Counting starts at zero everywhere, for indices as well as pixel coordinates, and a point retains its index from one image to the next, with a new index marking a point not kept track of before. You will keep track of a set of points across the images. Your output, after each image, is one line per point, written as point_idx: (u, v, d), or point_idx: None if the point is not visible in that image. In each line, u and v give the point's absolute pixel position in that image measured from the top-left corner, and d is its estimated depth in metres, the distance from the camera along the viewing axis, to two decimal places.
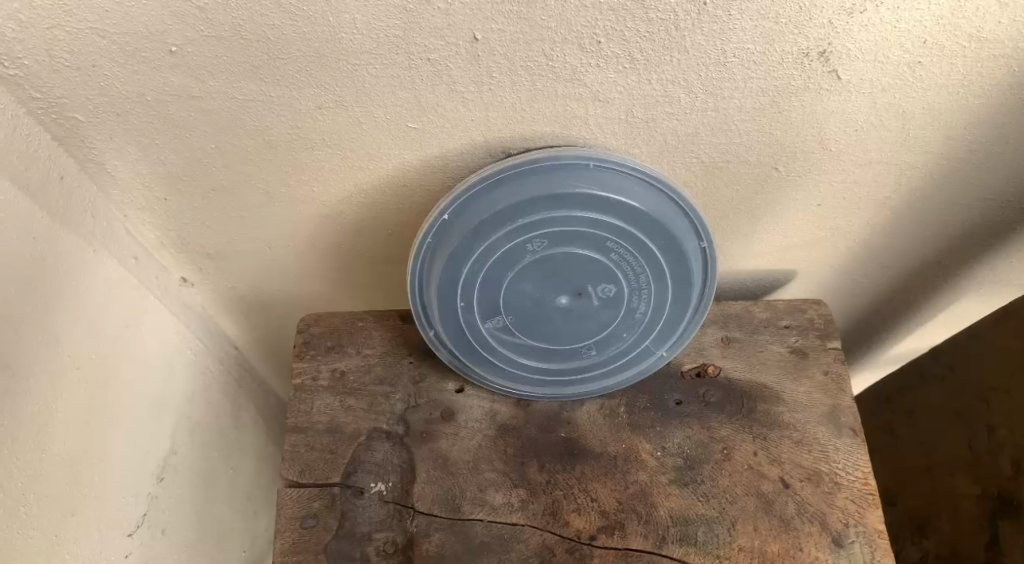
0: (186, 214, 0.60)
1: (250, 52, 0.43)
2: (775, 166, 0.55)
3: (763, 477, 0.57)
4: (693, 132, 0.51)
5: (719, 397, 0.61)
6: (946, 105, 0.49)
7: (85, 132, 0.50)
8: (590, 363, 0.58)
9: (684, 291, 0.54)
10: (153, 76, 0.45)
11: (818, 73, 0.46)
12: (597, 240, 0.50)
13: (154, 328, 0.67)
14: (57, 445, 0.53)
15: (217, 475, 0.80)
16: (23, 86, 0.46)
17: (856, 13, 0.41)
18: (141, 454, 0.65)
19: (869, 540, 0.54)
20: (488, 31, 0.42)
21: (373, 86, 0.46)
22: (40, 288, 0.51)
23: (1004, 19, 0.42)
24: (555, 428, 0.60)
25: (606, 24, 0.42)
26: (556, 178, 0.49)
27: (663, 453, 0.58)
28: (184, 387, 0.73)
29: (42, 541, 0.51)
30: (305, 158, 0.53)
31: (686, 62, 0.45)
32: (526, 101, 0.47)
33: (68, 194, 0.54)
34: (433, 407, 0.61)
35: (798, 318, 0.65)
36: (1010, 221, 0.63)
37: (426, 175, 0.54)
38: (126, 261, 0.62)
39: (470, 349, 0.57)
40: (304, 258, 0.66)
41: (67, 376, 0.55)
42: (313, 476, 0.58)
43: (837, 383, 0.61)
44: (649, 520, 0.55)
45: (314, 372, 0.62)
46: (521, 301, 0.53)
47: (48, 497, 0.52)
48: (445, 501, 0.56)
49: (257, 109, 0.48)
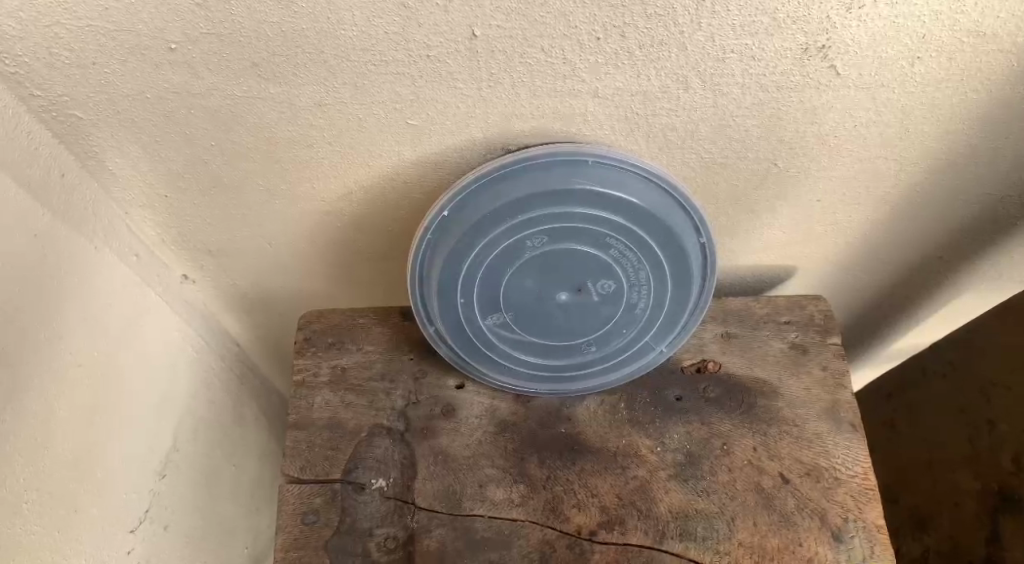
0: (187, 211, 0.60)
1: (250, 50, 0.43)
2: (774, 162, 0.55)
3: (762, 473, 0.57)
4: (692, 129, 0.51)
5: (719, 393, 0.61)
6: (946, 100, 0.49)
7: (86, 130, 0.50)
8: (590, 360, 0.58)
9: (683, 286, 0.54)
10: (153, 74, 0.45)
11: (817, 69, 0.46)
12: (596, 236, 0.50)
13: (156, 326, 0.67)
14: (61, 443, 0.54)
15: (219, 472, 0.80)
16: (24, 84, 0.46)
17: (855, 8, 0.41)
18: (143, 450, 0.65)
19: (868, 536, 0.54)
20: (487, 28, 0.42)
21: (372, 83, 0.46)
22: (43, 284, 0.52)
23: (1003, 14, 0.42)
24: (555, 424, 0.60)
25: (605, 20, 0.42)
26: (554, 174, 0.49)
27: (662, 449, 0.58)
28: (186, 384, 0.73)
29: (45, 537, 0.52)
30: (305, 156, 0.53)
31: (686, 58, 0.45)
32: (525, 97, 0.47)
33: (69, 192, 0.54)
34: (434, 404, 0.61)
35: (798, 314, 0.65)
36: (1010, 216, 0.63)
37: (426, 172, 0.55)
38: (128, 258, 0.62)
39: (470, 345, 0.57)
40: (304, 255, 0.67)
41: (70, 374, 0.55)
42: (314, 472, 0.58)
43: (836, 379, 0.61)
44: (649, 516, 0.55)
45: (315, 369, 0.63)
46: (521, 297, 0.53)
47: (50, 493, 0.52)
48: (446, 496, 0.56)
49: (257, 106, 0.48)
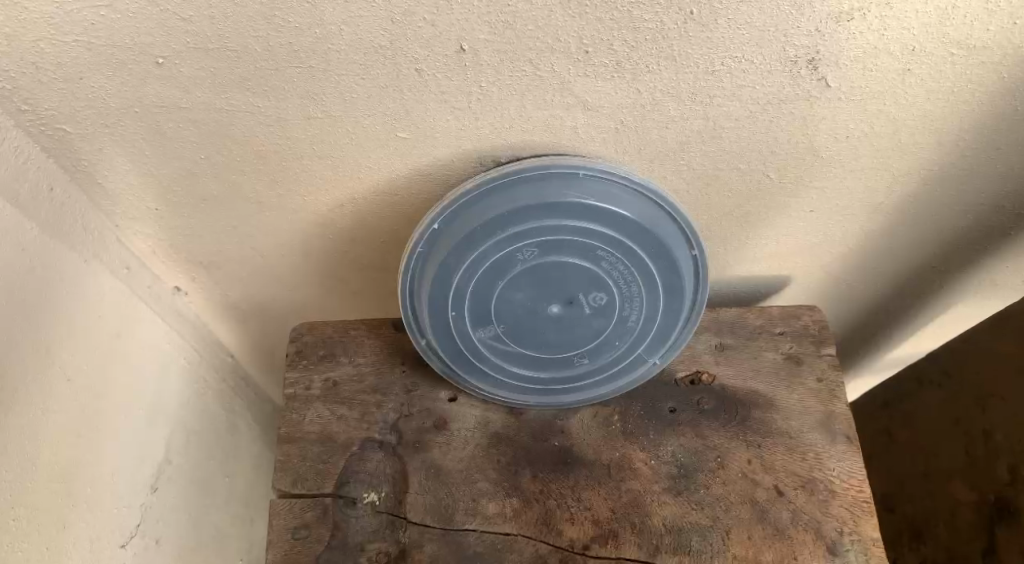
0: (177, 223, 0.60)
1: (237, 64, 0.43)
2: (767, 173, 0.55)
3: (757, 485, 0.57)
4: (682, 140, 0.51)
5: (714, 405, 0.61)
6: (937, 112, 0.49)
7: (73, 143, 0.50)
8: (582, 372, 0.58)
9: (676, 298, 0.54)
10: (141, 88, 0.45)
11: (808, 80, 0.46)
12: (589, 248, 0.50)
13: (145, 338, 0.67)
14: (48, 457, 0.53)
15: (212, 483, 0.80)
16: (12, 99, 0.45)
17: (843, 21, 0.42)
18: (135, 464, 0.65)
19: (864, 548, 0.54)
20: (474, 42, 0.42)
21: (360, 95, 0.46)
22: (30, 302, 0.51)
23: (992, 26, 0.42)
24: (550, 436, 0.59)
25: (592, 33, 0.42)
26: (547, 187, 0.49)
27: (657, 461, 0.58)
28: (177, 395, 0.72)
29: (35, 553, 0.51)
30: (295, 169, 0.53)
31: (674, 72, 0.45)
32: (515, 111, 0.47)
33: (58, 206, 0.53)
34: (426, 417, 0.60)
35: (793, 325, 0.64)
36: (1004, 226, 0.62)
37: (417, 183, 0.54)
38: (117, 270, 0.61)
39: (461, 358, 0.56)
40: (294, 267, 0.66)
41: (58, 389, 0.54)
42: (306, 486, 0.58)
43: (831, 391, 0.61)
44: (644, 529, 0.55)
45: (306, 382, 0.62)
46: (513, 310, 0.53)
47: (38, 509, 0.52)
48: (438, 510, 0.56)
49: (244, 119, 0.48)
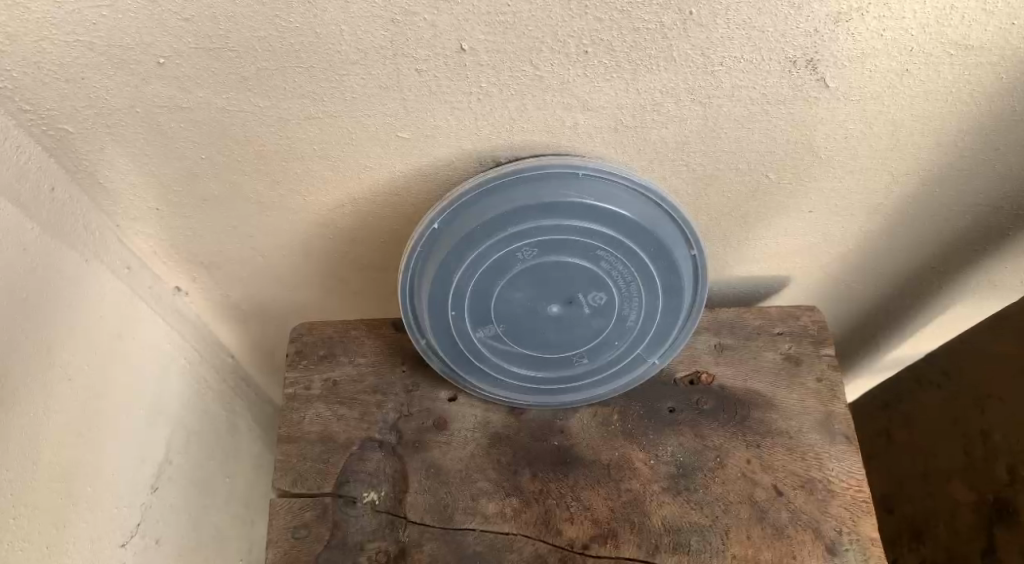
0: (177, 223, 0.60)
1: (238, 63, 0.43)
2: (766, 174, 0.55)
3: (757, 485, 0.57)
4: (682, 140, 0.51)
5: (713, 405, 0.61)
6: (935, 112, 0.50)
7: (74, 142, 0.50)
8: (582, 372, 0.58)
9: (675, 298, 0.54)
10: (143, 87, 0.45)
11: (807, 81, 0.46)
12: (588, 248, 0.50)
13: (146, 338, 0.67)
14: (48, 457, 0.53)
15: (212, 484, 0.80)
16: (13, 98, 0.46)
17: (841, 21, 0.42)
18: (135, 463, 0.65)
19: (864, 548, 0.54)
20: (474, 42, 0.42)
21: (360, 95, 0.46)
22: (31, 302, 0.51)
23: (991, 26, 0.43)
24: (549, 436, 0.59)
25: (592, 32, 0.42)
26: (547, 186, 0.49)
27: (656, 461, 0.58)
28: (177, 395, 0.72)
29: (35, 552, 0.51)
30: (295, 168, 0.53)
31: (672, 72, 0.45)
32: (515, 111, 0.47)
33: (59, 206, 0.54)
34: (425, 417, 0.60)
35: (792, 325, 0.64)
36: (1003, 226, 0.63)
37: (417, 183, 0.54)
38: (118, 270, 0.61)
39: (461, 357, 0.57)
40: (294, 267, 0.66)
41: (59, 388, 0.55)
42: (305, 486, 0.58)
43: (831, 391, 0.61)
44: (643, 529, 0.55)
45: (306, 382, 0.62)
46: (513, 309, 0.53)
47: (39, 508, 0.52)
48: (437, 510, 0.56)
49: (244, 118, 0.48)
